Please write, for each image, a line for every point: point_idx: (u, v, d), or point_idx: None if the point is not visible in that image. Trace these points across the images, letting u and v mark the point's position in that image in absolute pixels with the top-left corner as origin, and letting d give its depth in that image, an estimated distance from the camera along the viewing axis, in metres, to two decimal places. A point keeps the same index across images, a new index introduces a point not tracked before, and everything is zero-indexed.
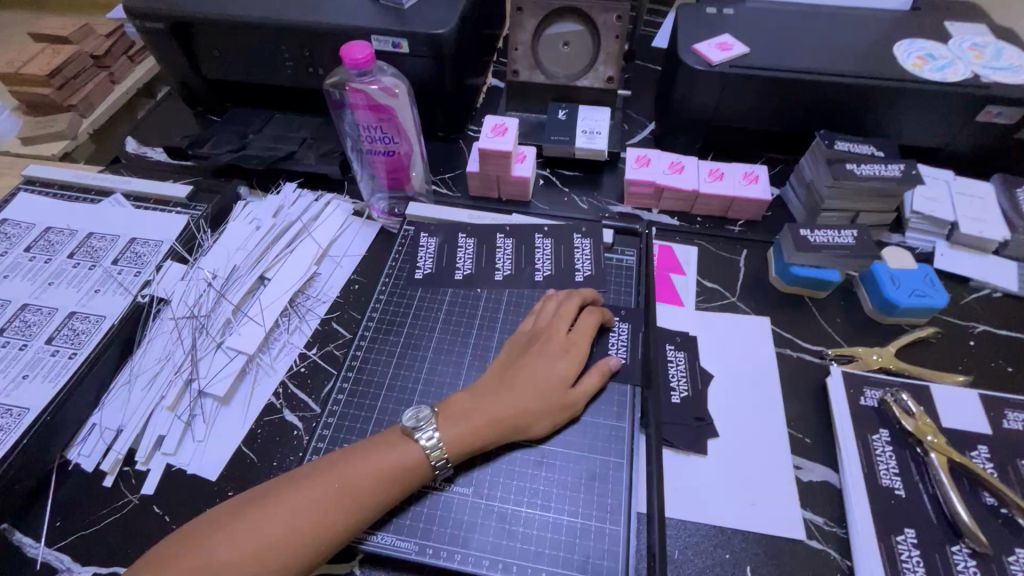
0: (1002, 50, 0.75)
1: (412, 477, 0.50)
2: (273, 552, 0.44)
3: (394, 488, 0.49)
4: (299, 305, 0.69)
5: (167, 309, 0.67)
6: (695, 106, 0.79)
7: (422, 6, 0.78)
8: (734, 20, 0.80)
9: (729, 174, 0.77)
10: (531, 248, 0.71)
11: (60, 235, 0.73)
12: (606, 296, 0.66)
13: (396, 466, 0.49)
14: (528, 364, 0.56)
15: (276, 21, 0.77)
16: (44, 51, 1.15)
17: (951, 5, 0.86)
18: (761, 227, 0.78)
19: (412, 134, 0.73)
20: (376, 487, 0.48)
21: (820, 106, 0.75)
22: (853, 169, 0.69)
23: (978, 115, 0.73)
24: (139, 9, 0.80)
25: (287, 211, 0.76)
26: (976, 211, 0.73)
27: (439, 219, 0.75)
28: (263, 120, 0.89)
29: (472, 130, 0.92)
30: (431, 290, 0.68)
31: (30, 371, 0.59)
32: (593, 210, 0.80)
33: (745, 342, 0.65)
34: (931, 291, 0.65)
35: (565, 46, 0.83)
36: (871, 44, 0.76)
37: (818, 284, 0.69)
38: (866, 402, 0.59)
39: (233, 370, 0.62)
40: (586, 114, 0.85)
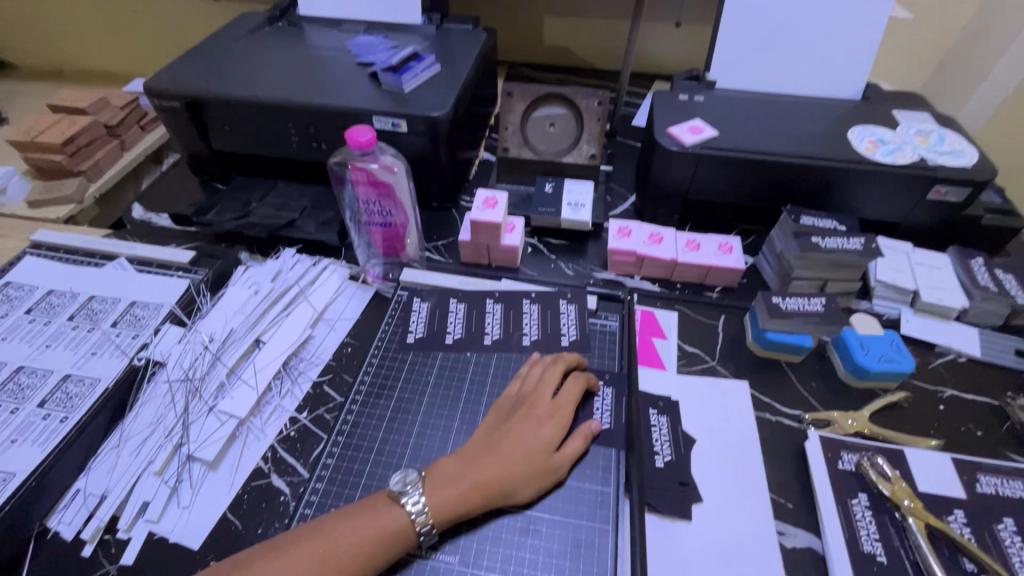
0: (944, 136, 0.83)
1: (396, 544, 0.50)
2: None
3: (379, 556, 0.49)
4: (292, 368, 0.70)
5: (162, 372, 0.68)
6: (671, 182, 0.85)
7: (421, 91, 0.85)
8: (704, 107, 0.89)
9: (705, 244, 0.82)
10: (519, 313, 0.74)
11: (61, 298, 0.75)
12: (591, 361, 0.69)
13: (381, 532, 0.50)
14: (513, 429, 0.57)
15: (285, 103, 0.84)
16: (60, 121, 1.22)
17: (897, 95, 0.95)
18: (738, 294, 0.82)
19: (408, 206, 0.78)
20: (360, 554, 0.48)
21: (786, 184, 0.82)
22: (819, 242, 0.75)
23: (930, 194, 0.80)
24: (158, 88, 0.86)
25: (285, 275, 0.80)
26: (935, 281, 0.78)
27: (432, 284, 0.79)
28: (266, 189, 0.94)
29: (464, 200, 0.97)
30: (422, 354, 0.70)
31: (19, 436, 0.60)
32: (579, 276, 0.84)
33: (725, 405, 0.68)
34: (898, 356, 0.69)
35: (552, 126, 0.91)
36: (828, 129, 0.84)
37: (792, 350, 0.72)
38: (843, 466, 0.61)
39: (223, 435, 0.62)
40: (571, 187, 0.91)
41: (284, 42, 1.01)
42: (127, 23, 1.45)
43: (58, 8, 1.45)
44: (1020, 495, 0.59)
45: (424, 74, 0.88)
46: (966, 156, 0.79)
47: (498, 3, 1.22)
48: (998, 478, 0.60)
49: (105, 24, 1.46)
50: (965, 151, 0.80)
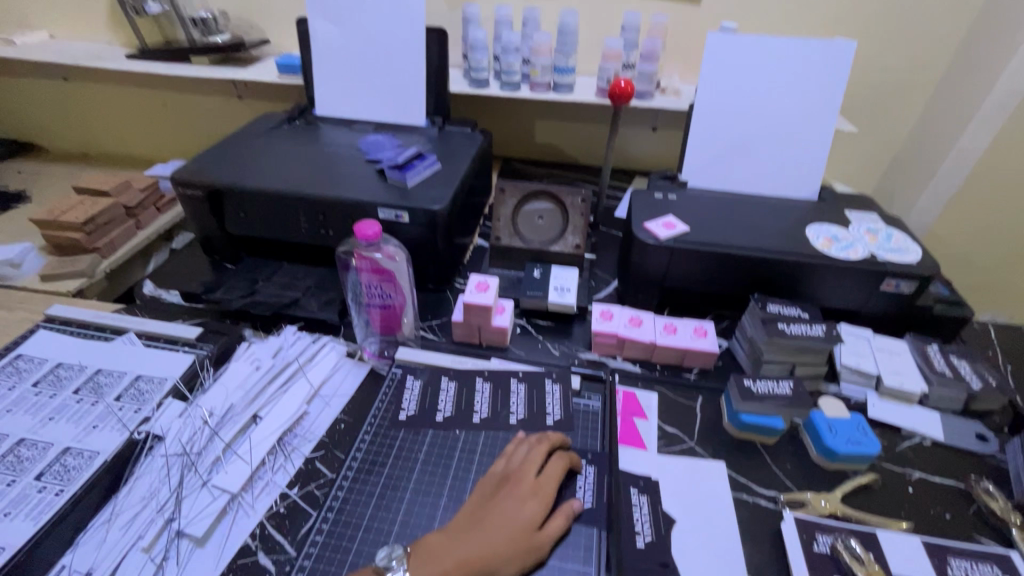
0: (891, 235, 0.93)
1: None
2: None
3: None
4: (286, 443, 0.73)
5: (160, 446, 0.70)
6: (649, 271, 0.93)
7: (422, 186, 0.95)
8: (677, 204, 0.99)
9: (682, 328, 0.89)
10: (507, 392, 0.78)
11: (69, 370, 0.78)
12: (574, 440, 0.72)
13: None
14: (497, 506, 0.59)
15: (298, 194, 0.92)
16: (84, 202, 1.31)
17: (850, 197, 1.06)
18: (714, 376, 0.87)
19: (407, 290, 0.85)
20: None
21: (753, 275, 0.90)
22: (784, 328, 0.81)
23: (882, 286, 0.87)
24: (185, 179, 0.96)
25: (285, 352, 0.84)
26: (895, 366, 0.83)
27: (426, 363, 0.83)
28: (273, 269, 1.00)
29: (458, 282, 1.04)
30: (413, 431, 0.73)
31: (13, 509, 0.61)
32: (564, 357, 0.89)
33: (704, 485, 0.70)
34: (865, 439, 0.73)
35: (540, 219, 1.00)
36: (788, 227, 0.94)
37: (766, 431, 0.75)
38: (819, 548, 0.63)
39: (214, 511, 0.64)
40: (557, 273, 0.98)
41: (300, 139, 1.12)
42: (155, 116, 1.60)
43: (93, 102, 1.60)
44: None
45: (426, 171, 0.98)
46: (911, 253, 0.88)
47: (494, 108, 1.37)
48: (968, 562, 0.63)
49: (137, 116, 1.61)
50: (911, 248, 0.89)
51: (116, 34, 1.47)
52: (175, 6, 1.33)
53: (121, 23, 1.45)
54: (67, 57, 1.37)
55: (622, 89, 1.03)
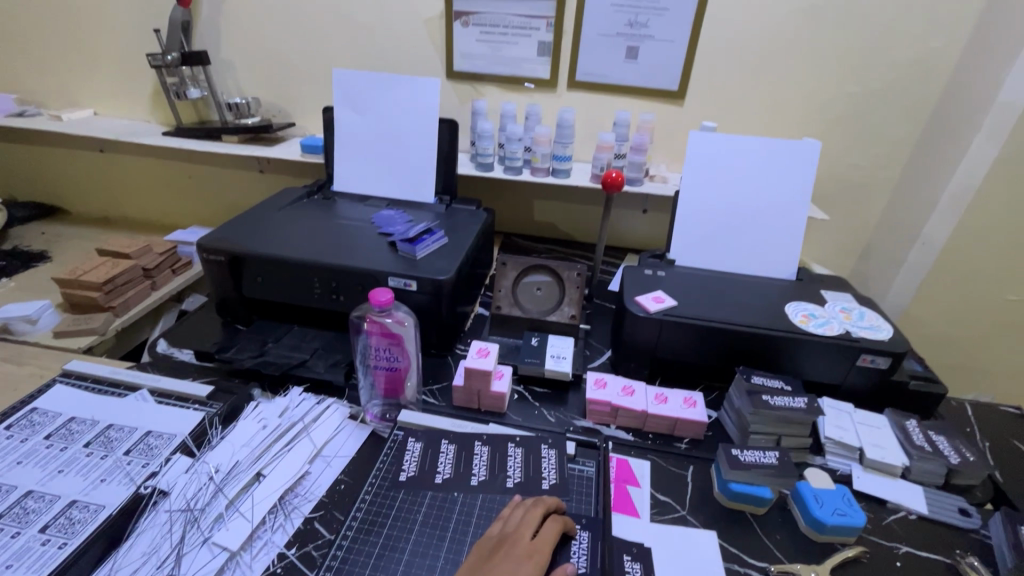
0: (864, 313, 1.00)
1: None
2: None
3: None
4: (287, 502, 0.74)
5: (164, 501, 0.72)
6: (640, 341, 0.98)
7: (430, 258, 1.03)
8: (665, 280, 1.06)
9: (672, 398, 0.93)
10: (504, 456, 0.81)
11: (81, 424, 0.81)
12: (569, 505, 0.74)
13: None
14: (494, 569, 0.61)
15: (315, 262, 1.00)
16: (105, 263, 1.37)
17: (826, 277, 1.15)
18: (704, 445, 0.90)
19: (413, 354, 0.90)
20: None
21: (737, 348, 0.95)
22: (768, 400, 0.85)
23: (858, 361, 0.93)
24: (210, 245, 1.03)
25: (291, 411, 0.87)
26: (876, 439, 0.87)
27: (426, 425, 0.86)
28: (283, 331, 1.05)
29: (459, 348, 1.09)
30: (412, 492, 0.75)
31: (16, 561, 0.61)
32: (560, 423, 0.92)
33: (696, 554, 0.72)
34: (850, 510, 0.75)
35: (538, 290, 1.08)
36: (768, 304, 1.01)
37: (755, 501, 0.78)
38: None
39: (212, 568, 0.65)
40: (554, 342, 1.04)
41: (318, 212, 1.22)
42: (180, 185, 1.71)
43: (124, 171, 1.71)
44: None
45: (433, 245, 1.06)
46: (883, 331, 0.95)
47: (497, 188, 1.49)
48: None
49: (163, 185, 1.72)
50: (882, 326, 0.96)
51: (155, 113, 1.62)
52: (213, 92, 1.47)
53: (161, 105, 1.60)
54: (108, 133, 1.50)
55: (614, 178, 1.14)
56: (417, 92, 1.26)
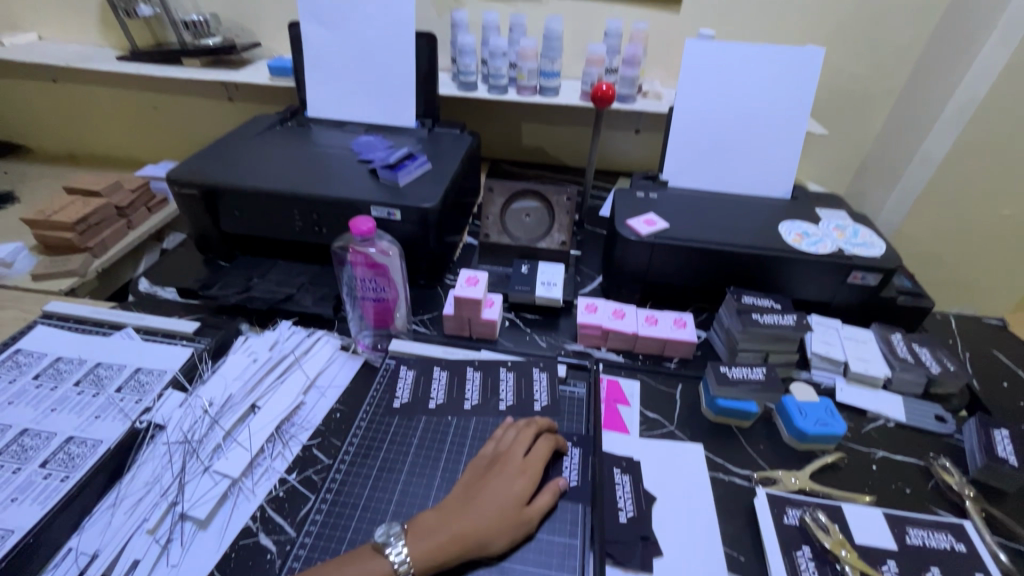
0: (858, 230, 0.98)
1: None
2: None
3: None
4: (284, 431, 0.76)
5: (162, 434, 0.73)
6: (631, 266, 0.97)
7: (413, 186, 0.98)
8: (658, 202, 1.03)
9: (663, 320, 0.93)
10: (496, 380, 0.82)
11: (69, 364, 0.80)
12: (560, 424, 0.76)
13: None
14: (488, 484, 0.63)
15: (292, 193, 0.95)
16: (75, 202, 1.32)
17: (821, 196, 1.12)
18: (693, 364, 0.91)
19: (400, 284, 0.87)
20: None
21: (729, 268, 0.95)
22: (758, 318, 0.86)
23: (849, 278, 0.93)
24: (180, 178, 0.98)
25: (281, 345, 0.87)
26: (861, 353, 0.89)
27: (417, 354, 0.86)
28: (267, 267, 1.03)
29: (448, 278, 1.08)
30: (407, 417, 0.76)
31: (20, 494, 0.63)
32: (551, 348, 0.93)
33: (683, 465, 0.75)
34: (832, 420, 0.77)
35: (527, 217, 1.05)
36: (762, 223, 0.99)
37: (741, 415, 0.80)
38: (789, 520, 0.67)
39: (216, 494, 0.67)
40: (544, 268, 1.02)
41: (293, 140, 1.15)
42: (145, 118, 1.61)
43: (83, 103, 1.60)
44: (943, 546, 0.66)
45: (417, 171, 1.02)
46: (876, 248, 0.94)
47: (481, 110, 1.41)
48: (924, 531, 0.67)
49: (127, 118, 1.61)
50: (875, 243, 0.95)
51: (106, 37, 1.48)
52: (166, 9, 1.34)
53: (111, 26, 1.46)
54: (57, 59, 1.38)
55: (605, 92, 1.08)
56: (390, 3, 1.15)
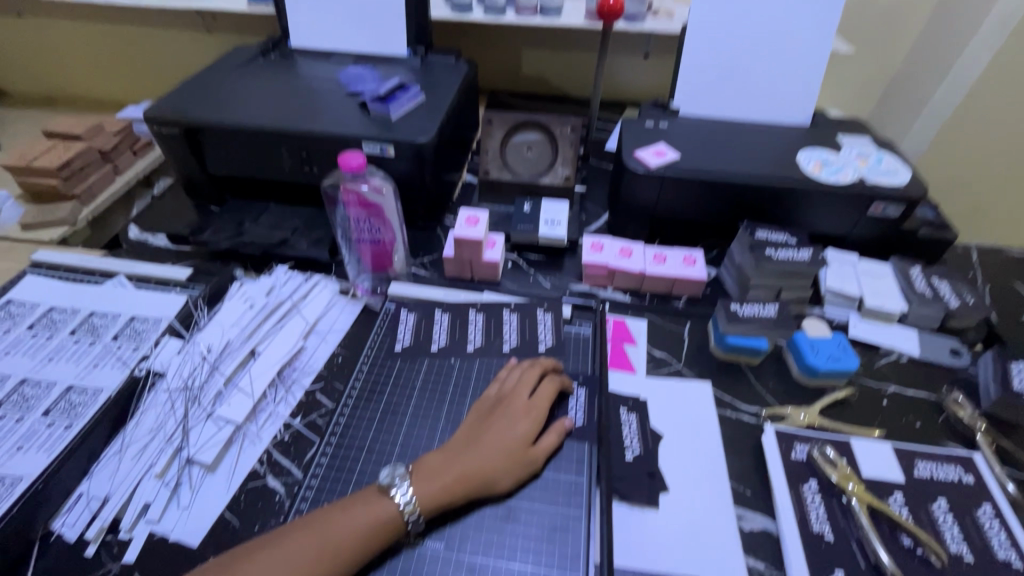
0: (882, 158, 0.92)
1: (386, 532, 0.54)
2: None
3: (374, 542, 0.53)
4: (286, 377, 0.75)
5: (162, 381, 0.72)
6: (638, 201, 0.92)
7: (407, 119, 0.92)
8: (668, 132, 0.97)
9: (671, 257, 0.89)
10: (499, 322, 0.80)
11: (62, 313, 0.79)
12: (566, 364, 0.75)
13: (373, 522, 0.53)
14: (493, 426, 0.62)
15: (278, 129, 0.89)
16: (56, 146, 1.26)
17: (844, 121, 1.04)
18: (702, 303, 0.89)
19: (397, 225, 0.83)
20: (355, 543, 0.52)
21: (742, 202, 0.90)
22: (772, 253, 0.82)
23: (870, 209, 0.88)
24: (158, 116, 0.91)
25: (278, 290, 0.85)
26: (877, 288, 0.86)
27: (418, 297, 0.84)
28: (260, 210, 0.99)
29: (448, 219, 1.03)
30: (409, 361, 0.75)
31: (25, 443, 0.63)
32: (556, 288, 0.90)
33: (690, 403, 0.74)
34: (844, 356, 0.76)
35: (529, 151, 0.99)
36: (780, 153, 0.93)
37: (750, 352, 0.78)
38: (796, 455, 0.67)
39: (221, 439, 0.67)
40: (548, 206, 0.98)
41: (276, 72, 1.07)
42: (120, 53, 1.51)
43: (53, 39, 1.50)
44: (952, 478, 0.66)
45: (410, 103, 0.95)
46: (901, 176, 0.88)
47: (478, 35, 1.30)
48: (933, 463, 0.67)
49: (101, 54, 1.51)
50: (900, 171, 0.89)
51: None
52: None
53: None
54: None
55: (612, 7, 0.98)
56: None
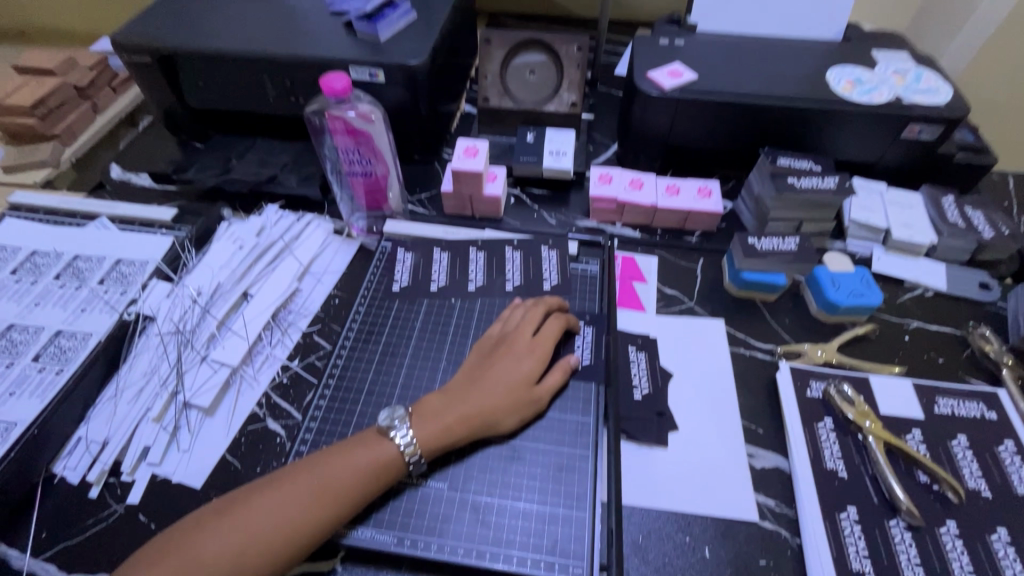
0: (921, 75, 0.84)
1: (387, 473, 0.52)
2: (253, 549, 0.46)
3: (374, 483, 0.52)
4: (281, 319, 0.72)
5: (153, 325, 0.70)
6: (650, 128, 0.85)
7: (398, 40, 0.84)
8: (684, 50, 0.88)
9: (685, 189, 0.83)
10: (501, 260, 0.76)
11: (46, 257, 0.75)
12: (571, 303, 0.71)
13: (373, 464, 0.52)
14: (495, 365, 0.59)
15: (257, 54, 0.82)
16: (28, 83, 1.15)
17: (879, 35, 0.94)
18: (716, 237, 0.84)
19: (389, 157, 0.77)
20: (355, 484, 0.50)
21: (764, 126, 0.82)
22: (794, 182, 0.76)
23: (904, 132, 0.81)
24: (127, 43, 0.84)
25: (269, 230, 0.80)
26: (906, 219, 0.80)
27: (415, 235, 0.80)
28: (246, 146, 0.93)
29: (446, 153, 0.97)
30: (407, 302, 0.72)
31: (17, 388, 0.61)
32: (562, 225, 0.85)
33: (702, 342, 0.71)
34: (867, 291, 0.71)
35: (531, 74, 0.91)
36: (807, 71, 0.84)
37: (767, 288, 0.74)
38: (811, 393, 0.65)
39: (217, 382, 0.65)
40: (552, 136, 0.91)
41: None
42: None
43: None
44: (974, 414, 0.63)
45: (400, 22, 0.86)
46: (941, 94, 0.80)
47: None
48: (955, 400, 0.64)
49: None
50: (941, 89, 0.81)
51: None
52: None
53: None
54: None
55: None
56: None
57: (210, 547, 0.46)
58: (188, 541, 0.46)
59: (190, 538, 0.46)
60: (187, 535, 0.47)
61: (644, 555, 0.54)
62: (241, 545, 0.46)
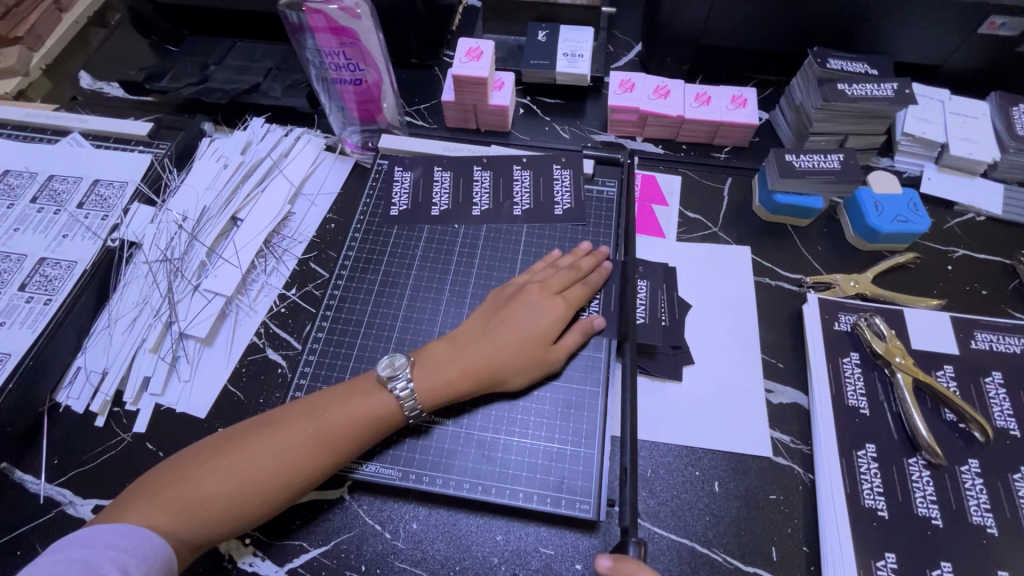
0: None
1: (385, 424, 0.50)
2: (248, 491, 0.45)
3: (371, 434, 0.50)
4: (275, 246, 0.68)
5: (140, 253, 0.66)
6: (681, 24, 0.74)
7: None
8: None
9: (717, 97, 0.73)
10: (509, 180, 0.69)
11: (20, 178, 0.70)
12: (584, 229, 0.66)
13: (370, 414, 0.50)
14: (511, 320, 0.55)
15: None
16: None
17: None
18: (747, 153, 0.76)
19: (380, 61, 0.68)
20: (350, 434, 0.49)
21: (815, 20, 0.71)
22: (844, 89, 0.66)
23: (982, 27, 0.69)
24: None
25: (255, 147, 0.74)
26: (967, 132, 0.71)
27: (415, 152, 0.72)
28: (223, 48, 0.83)
29: (448, 55, 0.86)
30: (408, 227, 0.67)
31: (7, 318, 0.59)
32: (576, 140, 0.77)
33: (725, 270, 0.66)
34: (914, 216, 0.64)
35: None
36: None
37: (800, 212, 0.67)
38: (839, 327, 0.60)
39: (212, 312, 0.62)
40: (567, 34, 0.80)
41: None
42: None
43: None
44: (1013, 350, 0.59)
45: None
46: None
47: None
48: (995, 335, 0.60)
49: None
50: None
51: None
52: None
53: None
54: None
55: None
56: None
57: (206, 486, 0.45)
58: (184, 477, 0.45)
59: (185, 475, 0.46)
60: (182, 472, 0.46)
61: (653, 489, 0.54)
62: (237, 486, 0.45)
